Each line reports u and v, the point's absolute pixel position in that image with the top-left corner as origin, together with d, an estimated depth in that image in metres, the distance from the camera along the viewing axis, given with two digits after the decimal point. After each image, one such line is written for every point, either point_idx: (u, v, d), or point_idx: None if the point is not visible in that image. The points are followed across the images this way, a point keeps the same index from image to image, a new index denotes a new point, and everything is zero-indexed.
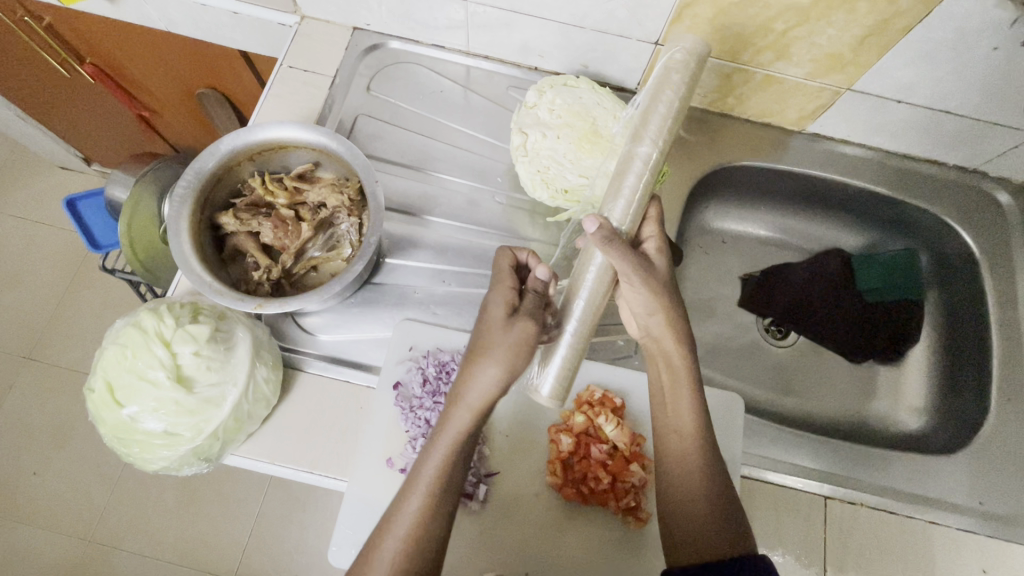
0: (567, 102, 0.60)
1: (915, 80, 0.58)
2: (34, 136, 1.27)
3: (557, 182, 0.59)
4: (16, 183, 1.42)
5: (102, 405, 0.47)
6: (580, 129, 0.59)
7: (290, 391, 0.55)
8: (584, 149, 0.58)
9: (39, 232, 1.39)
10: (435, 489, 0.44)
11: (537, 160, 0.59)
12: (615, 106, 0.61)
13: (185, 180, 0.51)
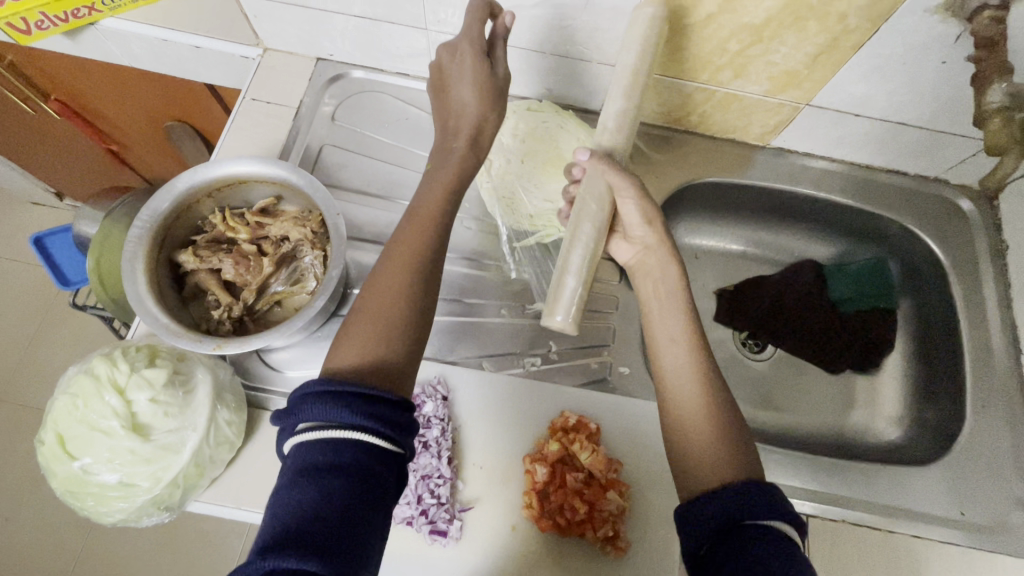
0: (530, 127, 0.61)
1: (870, 93, 0.59)
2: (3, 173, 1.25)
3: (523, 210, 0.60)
4: None
5: (52, 458, 0.45)
6: (543, 155, 0.60)
7: (255, 433, 0.53)
8: (547, 173, 0.60)
9: (10, 270, 1.36)
10: (412, 274, 0.46)
11: (502, 188, 0.61)
12: (580, 128, 0.61)
13: (141, 220, 0.50)
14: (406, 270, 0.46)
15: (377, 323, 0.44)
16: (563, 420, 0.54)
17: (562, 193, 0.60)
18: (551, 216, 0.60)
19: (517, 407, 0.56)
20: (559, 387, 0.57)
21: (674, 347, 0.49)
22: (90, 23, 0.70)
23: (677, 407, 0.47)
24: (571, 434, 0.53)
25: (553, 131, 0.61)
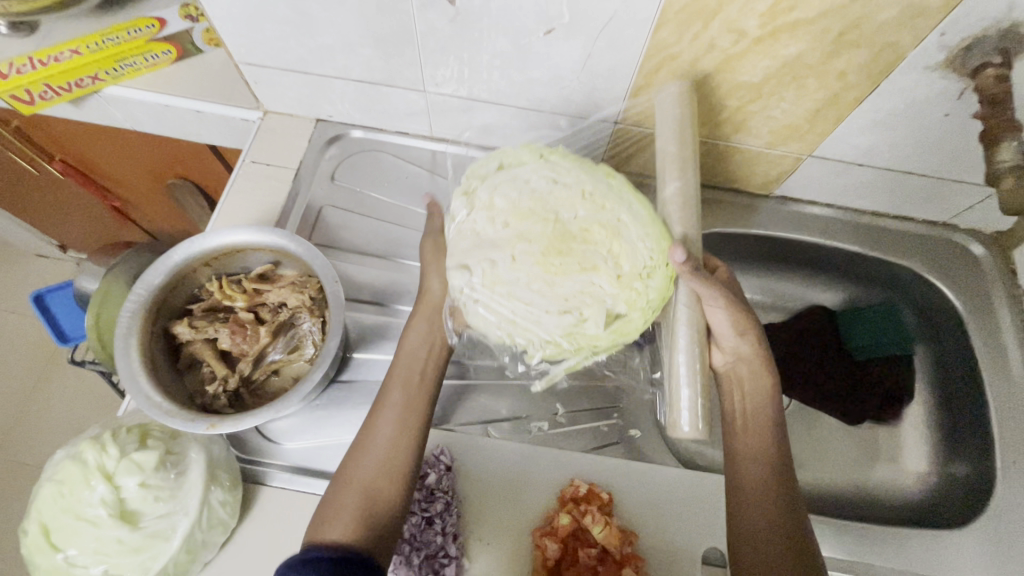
0: (512, 199, 0.48)
1: (873, 145, 0.58)
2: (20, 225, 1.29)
3: (534, 334, 0.48)
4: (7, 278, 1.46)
5: (35, 549, 0.43)
6: (540, 240, 0.46)
7: (251, 509, 0.51)
8: (551, 268, 0.46)
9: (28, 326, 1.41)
10: (393, 434, 0.49)
11: (491, 303, 0.47)
12: (571, 180, 0.48)
13: (135, 292, 0.49)
14: (381, 446, 0.48)
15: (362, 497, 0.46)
16: (573, 489, 0.52)
17: (580, 290, 0.47)
18: (574, 330, 0.48)
19: (524, 476, 0.53)
20: (568, 453, 0.55)
21: (752, 466, 0.50)
22: (93, 91, 0.71)
23: (756, 505, 0.48)
24: (582, 505, 0.50)
25: (546, 194, 0.48)
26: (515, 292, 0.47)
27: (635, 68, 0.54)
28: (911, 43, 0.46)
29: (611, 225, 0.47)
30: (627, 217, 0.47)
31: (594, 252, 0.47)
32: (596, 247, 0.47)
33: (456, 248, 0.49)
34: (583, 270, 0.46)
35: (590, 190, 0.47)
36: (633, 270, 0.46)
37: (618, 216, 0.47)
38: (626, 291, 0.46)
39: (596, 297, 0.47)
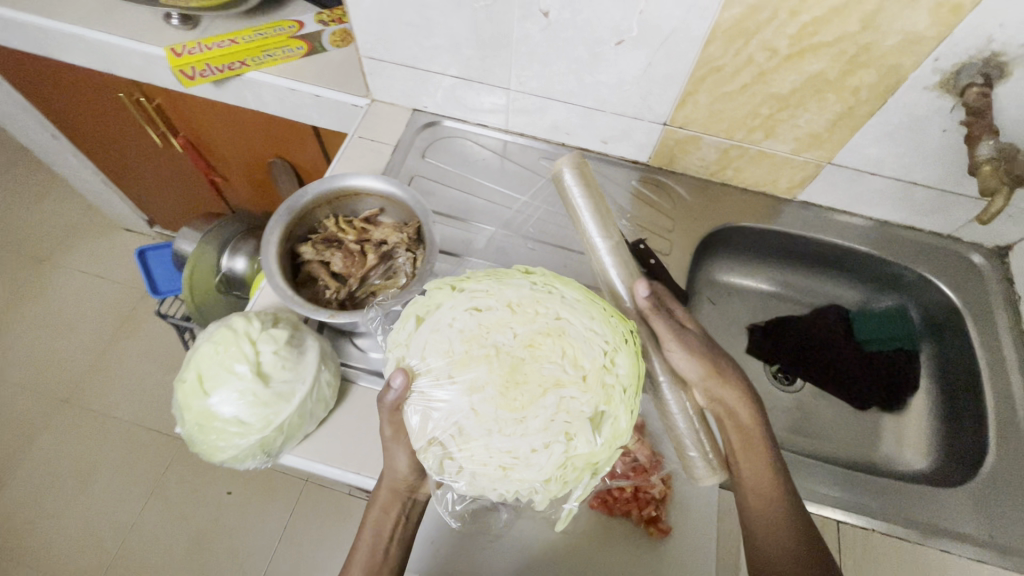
0: (448, 353, 0.52)
1: (883, 154, 0.69)
2: (136, 197, 1.50)
3: (530, 477, 0.50)
4: (113, 253, 1.70)
5: (190, 393, 0.54)
6: (491, 384, 0.50)
7: (345, 398, 0.62)
8: (515, 390, 0.50)
9: (123, 295, 1.63)
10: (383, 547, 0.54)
11: (476, 463, 0.50)
12: (499, 302, 0.54)
13: (278, 215, 0.62)
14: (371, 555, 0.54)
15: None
16: None
17: (555, 412, 0.50)
18: (566, 457, 0.50)
19: None
20: None
21: (752, 484, 0.55)
22: (237, 74, 0.88)
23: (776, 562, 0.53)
24: None
25: (477, 331, 0.53)
26: (490, 438, 0.50)
27: (685, 77, 0.67)
28: (911, 65, 0.58)
29: (558, 330, 0.52)
30: (562, 316, 0.53)
31: (543, 367, 0.51)
32: (545, 356, 0.51)
33: (417, 425, 0.51)
34: (546, 390, 0.50)
35: (515, 303, 0.54)
36: (595, 366, 0.51)
37: (556, 315, 0.53)
38: (594, 393, 0.50)
39: (571, 411, 0.50)
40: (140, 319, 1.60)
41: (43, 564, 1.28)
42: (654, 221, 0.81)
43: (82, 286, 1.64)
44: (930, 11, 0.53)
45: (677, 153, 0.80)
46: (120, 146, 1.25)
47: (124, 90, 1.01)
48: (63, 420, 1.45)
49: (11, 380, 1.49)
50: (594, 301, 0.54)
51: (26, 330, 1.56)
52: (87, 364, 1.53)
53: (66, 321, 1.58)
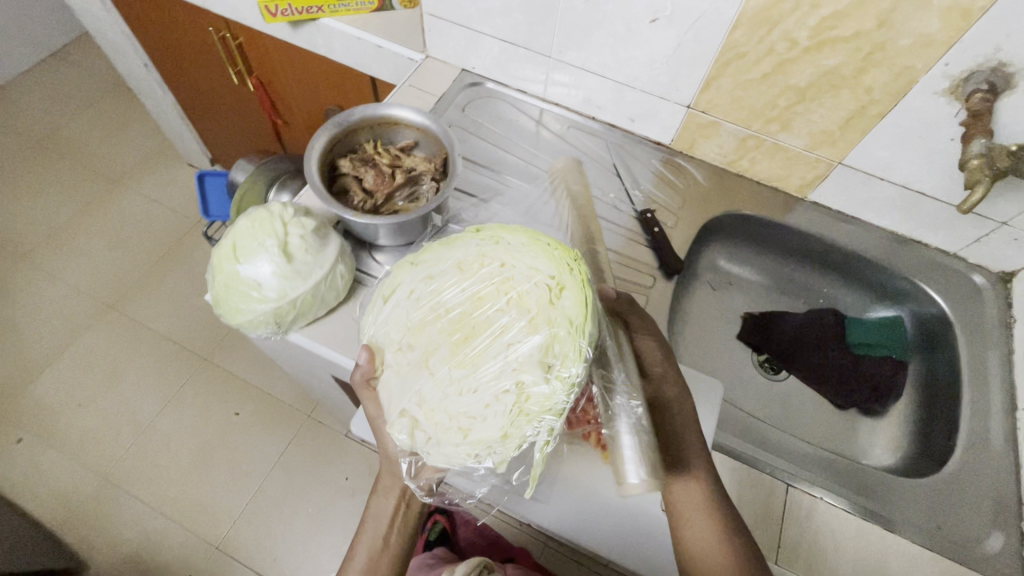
0: (404, 322, 0.55)
1: (893, 159, 0.72)
2: (204, 131, 1.64)
3: (491, 431, 0.50)
4: (176, 183, 1.85)
5: (224, 259, 0.62)
6: (442, 344, 0.53)
7: (354, 297, 0.69)
8: (464, 348, 0.52)
9: (178, 220, 1.78)
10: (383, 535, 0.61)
11: (437, 426, 0.51)
12: (449, 263, 0.57)
13: (325, 127, 0.70)
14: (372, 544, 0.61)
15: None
16: None
17: (506, 360, 0.51)
18: (520, 404, 0.50)
19: None
20: None
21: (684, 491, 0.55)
22: (314, 19, 0.98)
23: None
24: None
25: (426, 294, 0.55)
26: (446, 399, 0.51)
27: (710, 61, 0.73)
28: (922, 68, 0.62)
29: (504, 282, 0.54)
30: (506, 266, 0.55)
31: (490, 322, 0.53)
32: (490, 308, 0.53)
33: (386, 398, 0.55)
34: (494, 340, 0.52)
35: (461, 262, 0.56)
36: (540, 304, 0.52)
37: (500, 265, 0.55)
38: (538, 329, 0.51)
39: (520, 356, 0.50)
40: (187, 245, 1.73)
41: (65, 445, 1.40)
42: (666, 198, 0.85)
43: (143, 208, 1.79)
44: (942, 15, 0.58)
45: (698, 138, 0.84)
46: (201, 80, 1.38)
47: (214, 26, 1.13)
48: (105, 323, 1.58)
49: (69, 279, 1.64)
50: (535, 242, 0.56)
51: (88, 238, 1.72)
52: (135, 277, 1.66)
53: (124, 236, 1.73)
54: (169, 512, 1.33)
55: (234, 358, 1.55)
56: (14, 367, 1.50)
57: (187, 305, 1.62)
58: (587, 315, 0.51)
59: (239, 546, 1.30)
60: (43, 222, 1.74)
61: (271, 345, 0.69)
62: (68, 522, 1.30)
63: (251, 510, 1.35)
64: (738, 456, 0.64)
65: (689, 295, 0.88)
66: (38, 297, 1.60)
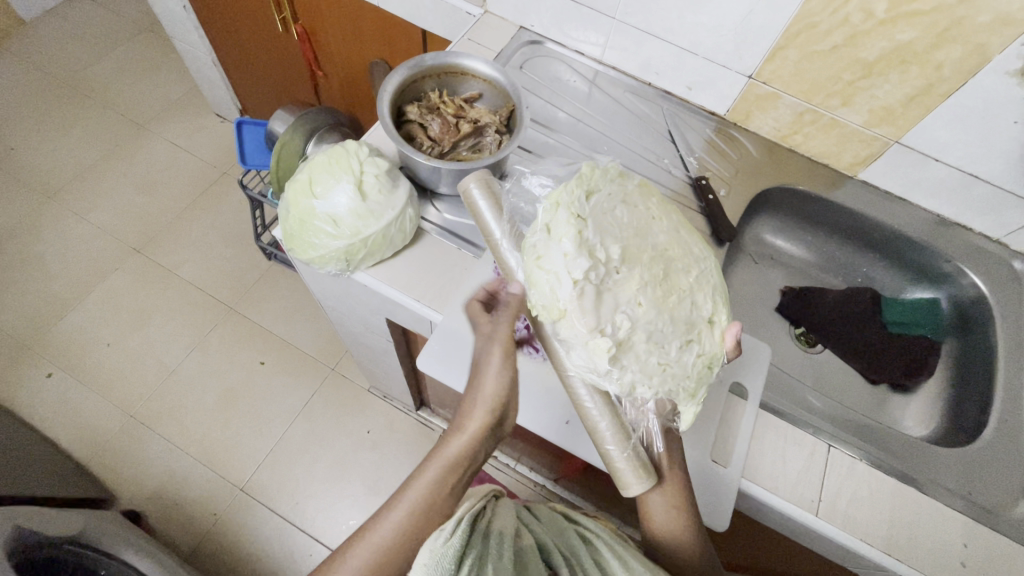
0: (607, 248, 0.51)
1: (951, 141, 0.73)
2: (237, 79, 1.62)
3: (678, 373, 0.53)
4: (202, 132, 1.84)
5: (301, 193, 0.64)
6: (652, 277, 0.52)
7: (417, 242, 0.71)
8: (662, 292, 0.52)
9: (206, 169, 1.77)
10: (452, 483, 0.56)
11: (637, 361, 0.51)
12: (635, 207, 0.55)
13: (396, 73, 0.71)
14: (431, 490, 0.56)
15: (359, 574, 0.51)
16: None
17: (692, 315, 0.54)
18: (701, 356, 0.54)
19: None
20: None
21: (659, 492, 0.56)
22: None
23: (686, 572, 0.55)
24: None
25: (631, 230, 0.53)
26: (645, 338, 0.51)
27: (780, 30, 0.73)
28: (997, 47, 0.63)
29: (685, 243, 0.56)
30: (683, 230, 0.57)
31: (687, 276, 0.54)
32: (682, 264, 0.54)
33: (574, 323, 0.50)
34: (685, 295, 0.54)
35: (652, 213, 0.56)
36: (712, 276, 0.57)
37: (678, 229, 0.56)
38: (717, 297, 0.56)
39: (702, 314, 0.54)
40: (214, 194, 1.73)
41: (92, 381, 1.42)
42: (718, 167, 0.87)
43: (169, 154, 1.79)
44: None
45: (754, 110, 0.86)
46: (240, 25, 1.36)
47: None
48: (131, 266, 1.59)
49: (96, 220, 1.65)
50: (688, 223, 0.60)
51: (115, 181, 1.72)
52: (161, 221, 1.67)
53: (150, 181, 1.73)
54: (194, 452, 1.37)
55: (260, 308, 1.57)
56: (43, 302, 1.51)
57: (214, 254, 1.64)
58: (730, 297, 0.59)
59: (262, 488, 1.34)
60: (71, 161, 1.73)
61: (333, 282, 0.71)
62: (96, 455, 1.33)
63: (275, 456, 1.38)
64: (783, 417, 0.66)
65: (733, 264, 0.90)
66: (66, 235, 1.61)
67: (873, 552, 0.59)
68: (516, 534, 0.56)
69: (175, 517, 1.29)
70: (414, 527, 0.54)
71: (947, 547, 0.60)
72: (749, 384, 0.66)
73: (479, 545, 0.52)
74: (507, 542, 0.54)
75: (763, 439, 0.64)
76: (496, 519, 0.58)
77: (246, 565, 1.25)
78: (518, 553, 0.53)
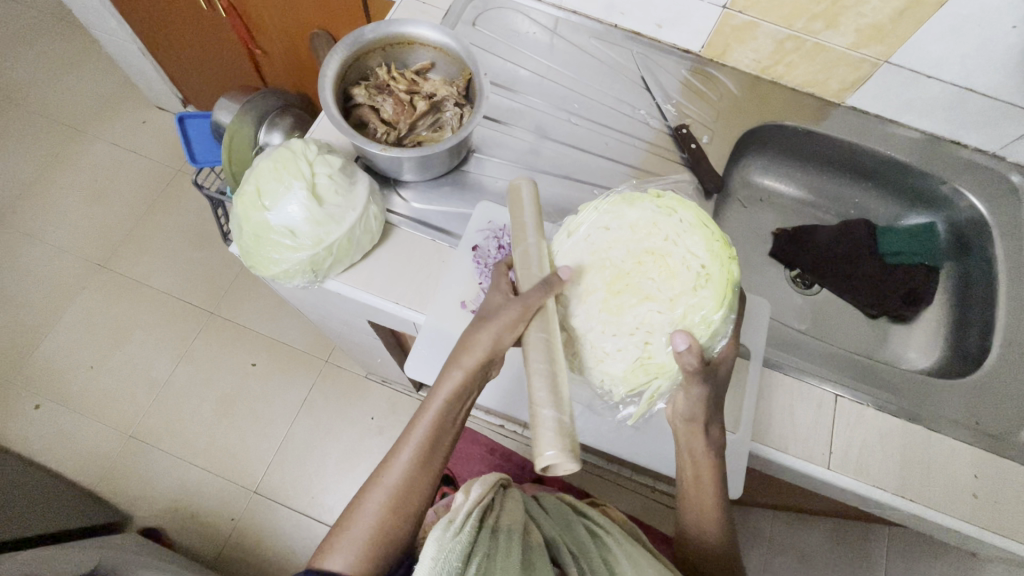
0: (570, 256, 0.58)
1: (944, 54, 0.68)
2: (171, 67, 1.49)
3: (614, 369, 0.56)
4: (146, 128, 1.72)
5: (249, 206, 0.58)
6: (598, 284, 0.56)
7: (387, 240, 0.66)
8: (610, 298, 0.55)
9: (157, 169, 1.66)
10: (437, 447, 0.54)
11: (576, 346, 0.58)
12: (616, 221, 0.57)
13: (335, 53, 0.63)
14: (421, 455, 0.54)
15: (377, 526, 0.51)
16: None
17: (642, 321, 0.54)
18: (642, 358, 0.55)
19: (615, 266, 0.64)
20: None
21: (687, 453, 0.56)
22: None
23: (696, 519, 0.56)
24: None
25: (598, 243, 0.57)
26: (585, 331, 0.57)
27: None
28: None
29: (662, 254, 0.55)
30: (669, 241, 0.55)
31: (646, 282, 0.55)
32: (642, 272, 0.55)
33: None
34: (638, 300, 0.55)
35: (635, 224, 0.57)
36: (683, 288, 0.53)
37: (665, 239, 0.55)
38: (676, 308, 0.53)
39: (654, 323, 0.54)
40: (171, 194, 1.64)
41: (82, 406, 1.39)
42: (698, 111, 0.81)
43: (115, 158, 1.67)
44: None
45: (731, 43, 0.79)
46: (160, 7, 1.23)
47: None
48: (99, 282, 1.52)
49: (51, 239, 1.55)
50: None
51: (63, 194, 1.61)
52: (121, 232, 1.58)
53: (100, 190, 1.63)
54: (200, 462, 1.36)
55: (241, 309, 1.52)
56: (15, 333, 1.45)
57: (183, 259, 1.56)
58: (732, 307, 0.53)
59: (276, 488, 1.34)
60: (10, 179, 1.61)
61: (305, 293, 0.67)
62: (101, 478, 1.32)
63: (283, 455, 1.37)
64: (787, 373, 0.64)
65: (722, 212, 0.86)
66: (23, 259, 1.53)
67: (886, 497, 0.59)
68: (523, 530, 0.55)
69: (193, 528, 1.29)
70: (419, 474, 0.54)
71: (958, 482, 0.60)
72: (750, 343, 0.64)
73: (487, 543, 0.51)
74: (516, 537, 0.53)
75: (771, 398, 0.63)
76: (503, 517, 0.56)
77: (274, 563, 1.27)
78: (524, 550, 0.52)
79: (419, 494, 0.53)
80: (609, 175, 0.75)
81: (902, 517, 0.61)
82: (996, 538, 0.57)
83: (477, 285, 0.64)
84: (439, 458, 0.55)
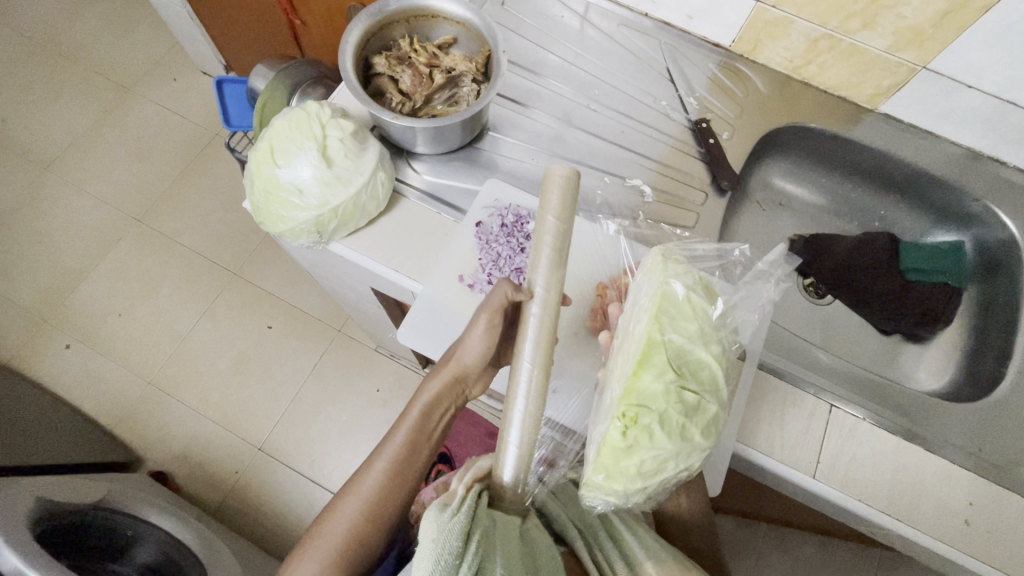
0: (635, 312, 0.53)
1: (986, 63, 0.64)
2: (215, 32, 1.54)
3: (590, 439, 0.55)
4: (189, 90, 1.78)
5: (263, 162, 0.60)
6: (625, 355, 0.51)
7: (392, 209, 0.67)
8: (609, 378, 0.51)
9: (196, 130, 1.72)
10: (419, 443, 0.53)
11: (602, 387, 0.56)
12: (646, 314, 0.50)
13: (358, 20, 0.64)
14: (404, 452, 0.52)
15: (350, 533, 0.49)
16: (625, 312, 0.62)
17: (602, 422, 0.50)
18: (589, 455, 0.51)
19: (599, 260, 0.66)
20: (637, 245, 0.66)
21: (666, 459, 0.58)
22: None
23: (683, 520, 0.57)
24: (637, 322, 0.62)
25: (639, 321, 0.51)
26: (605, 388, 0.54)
27: None
28: None
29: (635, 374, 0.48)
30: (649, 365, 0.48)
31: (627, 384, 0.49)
32: (621, 377, 0.49)
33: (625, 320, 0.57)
34: (610, 401, 0.49)
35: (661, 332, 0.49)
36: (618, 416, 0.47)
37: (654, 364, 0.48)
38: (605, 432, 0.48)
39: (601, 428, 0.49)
40: (207, 157, 1.69)
41: (108, 349, 1.46)
42: (722, 107, 0.79)
43: (158, 117, 1.74)
44: None
45: (763, 38, 0.77)
46: None
47: None
48: (133, 234, 1.59)
49: (93, 190, 1.63)
50: (676, 377, 0.47)
51: (108, 148, 1.69)
52: (158, 188, 1.65)
53: (142, 147, 1.70)
54: (211, 414, 1.41)
55: (263, 272, 1.57)
56: (53, 276, 1.53)
57: (213, 218, 1.62)
58: (625, 468, 0.46)
59: (279, 447, 1.39)
60: (61, 130, 1.70)
61: (310, 253, 0.68)
62: (119, 419, 1.39)
63: (289, 416, 1.42)
64: (782, 377, 0.63)
65: (738, 212, 0.84)
66: (66, 207, 1.61)
67: (871, 513, 0.57)
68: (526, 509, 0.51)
69: (199, 476, 1.35)
70: (400, 473, 0.51)
71: (951, 506, 0.58)
72: (747, 344, 0.63)
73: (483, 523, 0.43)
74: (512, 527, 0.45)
75: (763, 402, 0.61)
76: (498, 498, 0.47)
77: (271, 517, 1.32)
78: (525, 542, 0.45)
79: (393, 503, 0.51)
80: (623, 164, 0.75)
81: (889, 535, 0.59)
82: (984, 567, 0.55)
83: (478, 262, 0.64)
84: (420, 462, 0.53)
